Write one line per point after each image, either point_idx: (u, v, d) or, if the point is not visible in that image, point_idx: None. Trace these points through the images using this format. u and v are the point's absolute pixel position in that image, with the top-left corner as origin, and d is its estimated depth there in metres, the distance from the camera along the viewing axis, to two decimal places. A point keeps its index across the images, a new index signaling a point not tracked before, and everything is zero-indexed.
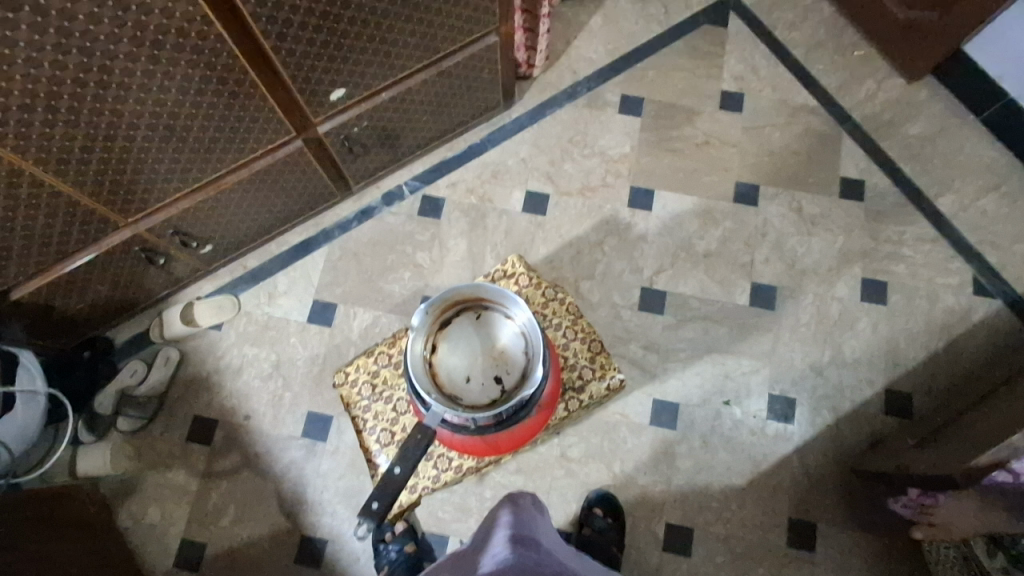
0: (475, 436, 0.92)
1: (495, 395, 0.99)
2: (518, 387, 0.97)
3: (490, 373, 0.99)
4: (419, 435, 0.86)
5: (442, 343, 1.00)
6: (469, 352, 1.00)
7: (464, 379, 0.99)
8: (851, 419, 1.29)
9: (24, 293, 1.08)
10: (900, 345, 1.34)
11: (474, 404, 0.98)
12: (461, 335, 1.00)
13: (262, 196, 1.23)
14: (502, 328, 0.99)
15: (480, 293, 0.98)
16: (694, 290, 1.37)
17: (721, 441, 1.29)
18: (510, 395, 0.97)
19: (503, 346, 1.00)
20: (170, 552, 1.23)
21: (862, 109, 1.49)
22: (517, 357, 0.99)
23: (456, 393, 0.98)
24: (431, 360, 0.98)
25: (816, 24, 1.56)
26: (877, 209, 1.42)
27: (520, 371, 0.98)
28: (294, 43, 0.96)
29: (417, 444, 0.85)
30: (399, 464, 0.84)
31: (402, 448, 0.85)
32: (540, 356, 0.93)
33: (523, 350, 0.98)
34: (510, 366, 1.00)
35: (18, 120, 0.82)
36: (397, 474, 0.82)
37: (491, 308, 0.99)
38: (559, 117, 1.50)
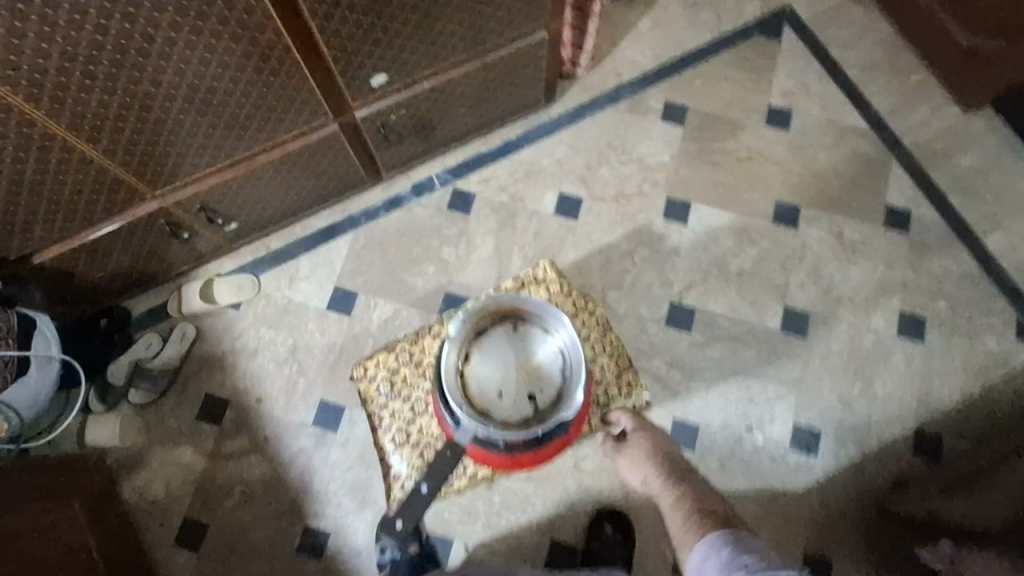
0: (503, 453, 0.89)
1: (526, 412, 0.95)
2: (552, 406, 0.94)
3: (523, 389, 0.96)
4: None
5: (475, 354, 0.97)
6: (503, 366, 0.97)
7: (495, 393, 0.96)
8: (876, 457, 1.25)
9: (46, 258, 1.06)
10: (934, 384, 1.29)
11: (504, 420, 0.94)
12: (496, 347, 0.97)
13: (293, 177, 1.20)
14: (539, 343, 0.97)
15: (520, 305, 0.96)
16: (724, 309, 1.33)
17: (740, 467, 1.25)
18: (542, 412, 0.95)
19: (538, 362, 0.97)
20: (171, 530, 1.22)
21: (914, 136, 1.44)
22: (552, 375, 0.96)
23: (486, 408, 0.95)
24: (463, 370, 0.95)
25: (873, 43, 1.51)
26: (920, 241, 1.37)
27: (554, 389, 0.95)
28: (341, 24, 0.92)
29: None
30: None
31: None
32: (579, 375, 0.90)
33: (560, 368, 0.95)
34: (543, 384, 0.97)
35: (54, 83, 0.80)
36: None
37: (529, 321, 0.97)
38: (599, 120, 1.45)
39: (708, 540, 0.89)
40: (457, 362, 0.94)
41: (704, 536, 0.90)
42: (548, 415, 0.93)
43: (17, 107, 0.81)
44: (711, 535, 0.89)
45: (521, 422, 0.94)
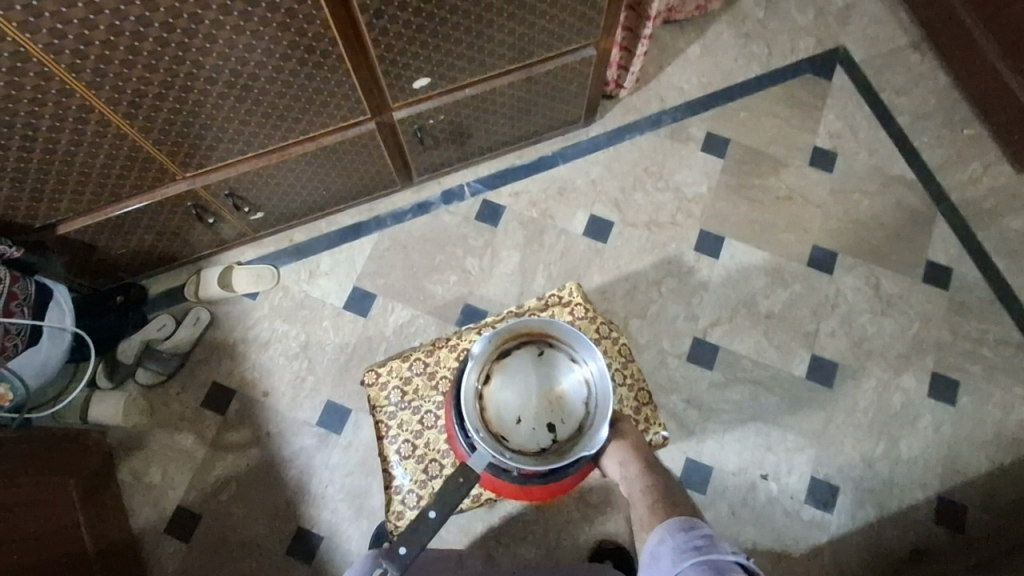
0: (515, 484, 0.84)
1: (544, 442, 0.91)
2: (572, 440, 0.89)
3: (543, 418, 0.92)
4: (461, 478, 0.77)
5: (497, 375, 0.92)
6: (524, 391, 0.93)
7: (514, 419, 0.91)
8: (895, 521, 1.19)
9: (69, 230, 1.05)
10: (963, 452, 1.23)
11: (520, 448, 0.90)
12: (519, 370, 0.93)
13: (324, 171, 1.18)
14: (565, 371, 0.92)
15: (549, 330, 0.91)
16: (749, 350, 1.29)
17: (750, 516, 1.20)
18: (561, 445, 0.90)
19: (562, 391, 0.92)
20: (164, 517, 1.20)
21: (962, 192, 1.39)
22: (575, 407, 0.91)
23: (502, 433, 0.91)
24: (482, 391, 0.91)
25: (928, 92, 1.46)
26: (960, 301, 1.32)
27: (576, 422, 0.91)
28: (390, 23, 0.90)
29: (457, 488, 0.76)
30: (435, 506, 0.75)
31: (441, 489, 0.76)
32: (605, 413, 0.86)
33: (585, 401, 0.90)
34: (565, 415, 0.92)
35: (98, 54, 0.78)
36: (432, 520, 0.73)
37: (557, 347, 0.92)
38: (637, 144, 1.42)
39: (666, 525, 0.76)
40: (478, 382, 0.90)
41: (661, 522, 0.77)
42: (567, 449, 0.89)
43: (59, 76, 0.79)
44: (669, 520, 0.76)
45: (537, 453, 0.90)
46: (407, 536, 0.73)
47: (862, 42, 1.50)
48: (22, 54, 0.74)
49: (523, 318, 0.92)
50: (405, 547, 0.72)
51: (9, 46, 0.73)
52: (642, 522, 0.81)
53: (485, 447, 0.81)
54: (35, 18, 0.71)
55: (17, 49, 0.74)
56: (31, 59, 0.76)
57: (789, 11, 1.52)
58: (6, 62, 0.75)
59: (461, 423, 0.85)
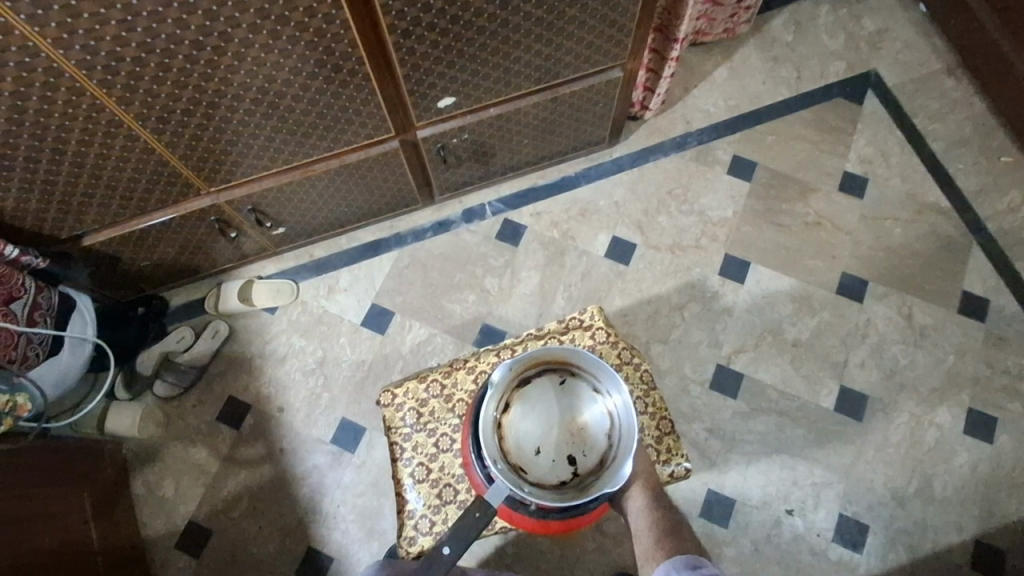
0: (532, 518, 0.81)
1: (563, 475, 0.88)
2: (593, 474, 0.86)
3: (564, 449, 0.89)
4: (477, 513, 0.74)
5: (517, 404, 0.90)
6: (545, 421, 0.90)
7: (533, 450, 0.89)
8: (928, 564, 1.14)
9: (94, 241, 1.06)
10: (1001, 493, 1.17)
11: (539, 480, 0.87)
12: (540, 399, 0.91)
13: (346, 188, 1.18)
14: (588, 402, 0.90)
15: (572, 358, 0.89)
16: (775, 380, 1.25)
17: (775, 553, 1.15)
18: (582, 479, 0.87)
19: (584, 422, 0.90)
20: (175, 531, 1.19)
21: (999, 221, 1.34)
22: (598, 439, 0.89)
23: (521, 464, 0.88)
24: (501, 420, 0.88)
25: (963, 118, 1.43)
26: (998, 333, 1.27)
27: (598, 455, 0.88)
28: (417, 43, 0.90)
29: (473, 523, 0.73)
30: (449, 543, 0.71)
31: (456, 524, 0.72)
32: (628, 446, 0.83)
33: (607, 433, 0.88)
34: (586, 447, 0.89)
35: (128, 71, 0.79)
36: (445, 557, 0.70)
37: (579, 376, 0.90)
38: (662, 166, 1.40)
39: (669, 562, 0.72)
40: (497, 410, 0.87)
41: (668, 561, 0.73)
42: (588, 483, 0.86)
43: (90, 91, 0.80)
44: (675, 559, 0.72)
45: (558, 486, 0.87)
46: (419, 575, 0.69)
47: (894, 66, 1.47)
48: (55, 69, 0.75)
49: (545, 345, 0.90)
50: None
51: (44, 62, 0.74)
52: (648, 556, 0.77)
53: (503, 478, 0.78)
54: (68, 35, 0.72)
55: (51, 65, 0.75)
56: (64, 74, 0.77)
57: (819, 35, 1.50)
58: (39, 77, 0.76)
59: (478, 452, 0.82)
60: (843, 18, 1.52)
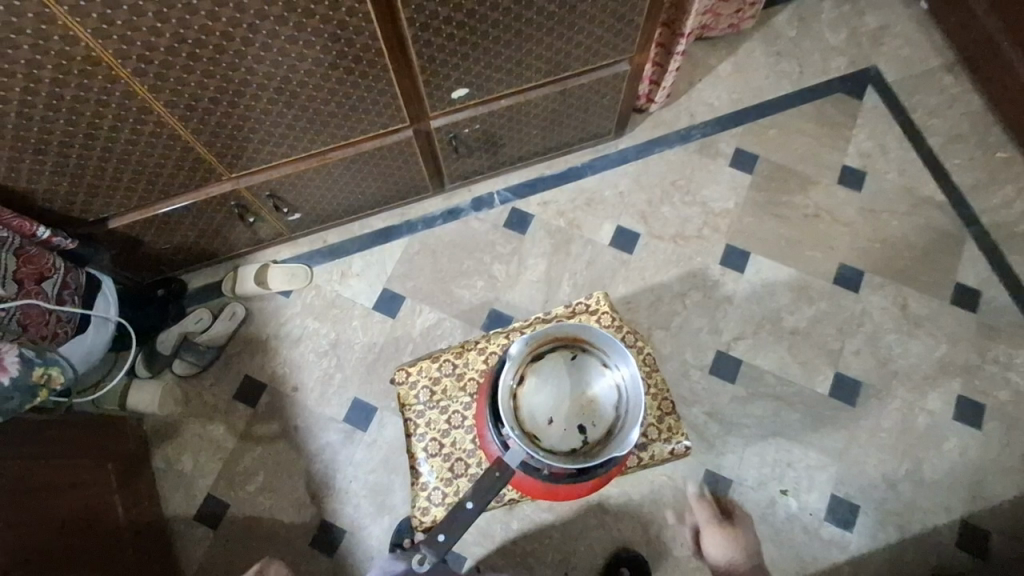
0: (546, 484, 0.86)
1: (574, 444, 0.93)
2: (602, 443, 0.91)
3: (574, 420, 0.94)
4: (496, 474, 0.81)
5: (530, 377, 0.95)
6: (556, 393, 0.95)
7: (546, 421, 0.94)
8: (916, 544, 1.18)
9: (120, 224, 1.10)
10: (988, 477, 1.22)
11: (551, 448, 0.92)
12: (552, 373, 0.95)
13: (361, 176, 1.22)
14: (597, 376, 0.94)
15: (583, 335, 0.93)
16: (772, 366, 1.29)
17: (769, 532, 1.20)
18: (591, 448, 0.92)
19: (593, 395, 0.94)
20: (194, 503, 1.24)
21: (994, 215, 1.38)
22: (606, 411, 0.93)
23: (534, 433, 0.93)
24: (516, 393, 0.93)
25: (961, 114, 1.46)
26: (989, 324, 1.31)
27: (606, 426, 0.93)
28: (433, 36, 0.94)
29: (492, 483, 0.81)
30: (471, 498, 0.80)
31: (476, 482, 0.81)
32: (636, 417, 0.87)
33: (615, 405, 0.92)
34: (595, 418, 0.94)
35: (161, 60, 0.83)
36: (469, 509, 0.79)
37: (589, 352, 0.94)
38: (666, 157, 1.44)
39: None
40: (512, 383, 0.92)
41: None
42: (597, 451, 0.91)
43: (124, 80, 0.84)
44: None
45: (568, 453, 0.92)
46: (446, 525, 0.78)
47: (895, 63, 1.51)
48: (93, 58, 0.79)
49: (557, 322, 0.94)
50: (443, 535, 0.77)
51: (82, 50, 0.78)
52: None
53: (519, 446, 0.83)
54: (107, 25, 0.76)
55: (89, 53, 0.79)
56: (101, 63, 0.81)
57: (822, 30, 1.54)
58: (78, 66, 0.80)
59: (495, 423, 0.87)
60: (846, 14, 1.55)
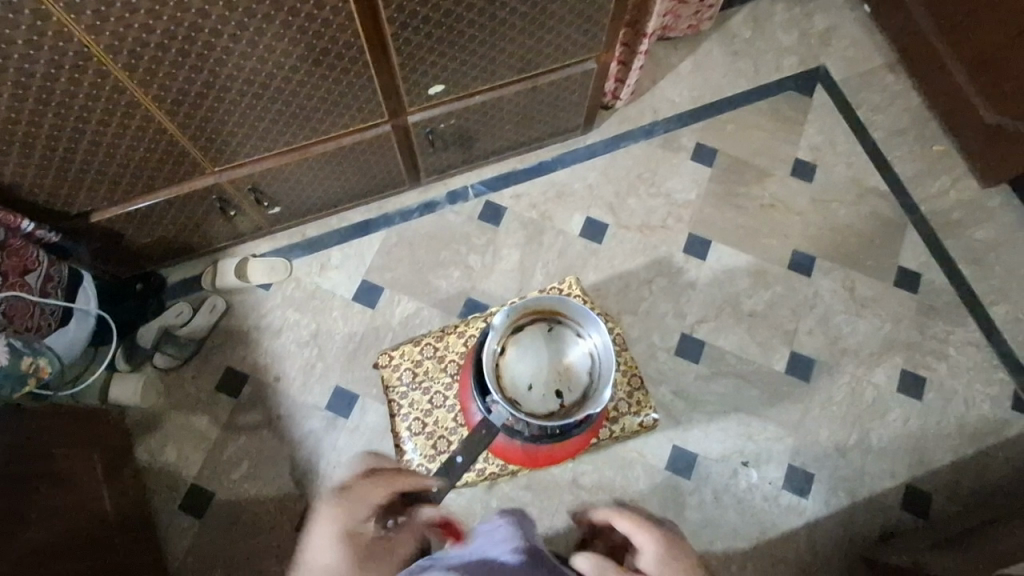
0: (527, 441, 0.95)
1: (552, 407, 1.02)
2: (578, 405, 1.01)
3: (552, 386, 1.03)
4: (483, 432, 0.93)
5: (512, 347, 1.04)
6: (536, 362, 1.04)
7: (526, 386, 1.03)
8: (865, 507, 1.28)
9: (102, 218, 1.13)
10: (929, 444, 1.32)
11: (531, 411, 1.01)
12: (532, 343, 1.04)
13: (340, 170, 1.26)
14: (572, 345, 1.04)
15: (559, 308, 1.02)
16: (733, 346, 1.38)
17: (732, 500, 1.28)
18: (567, 410, 1.01)
19: (569, 362, 1.04)
20: (178, 493, 1.26)
21: (932, 204, 1.49)
22: (581, 377, 1.03)
23: (516, 398, 1.02)
24: (499, 361, 1.02)
25: (902, 110, 1.57)
26: (928, 303, 1.42)
27: (581, 390, 1.02)
28: (413, 34, 0.99)
29: (480, 440, 0.93)
30: (461, 453, 0.93)
31: (465, 439, 0.93)
32: (608, 379, 0.97)
33: (589, 371, 1.02)
34: (571, 384, 1.03)
35: (151, 56, 0.86)
36: (457, 464, 0.91)
37: (565, 323, 1.03)
38: (632, 151, 1.52)
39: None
40: (494, 352, 1.01)
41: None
42: (574, 412, 1.00)
43: (114, 75, 0.87)
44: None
45: (547, 416, 1.01)
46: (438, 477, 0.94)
47: (842, 62, 1.61)
48: (85, 53, 0.83)
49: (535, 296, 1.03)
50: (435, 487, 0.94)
51: (75, 46, 0.81)
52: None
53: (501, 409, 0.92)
54: (101, 22, 0.79)
55: (81, 48, 0.82)
56: (92, 58, 0.84)
57: (775, 31, 1.63)
58: (70, 61, 0.83)
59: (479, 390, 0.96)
60: (796, 16, 1.65)
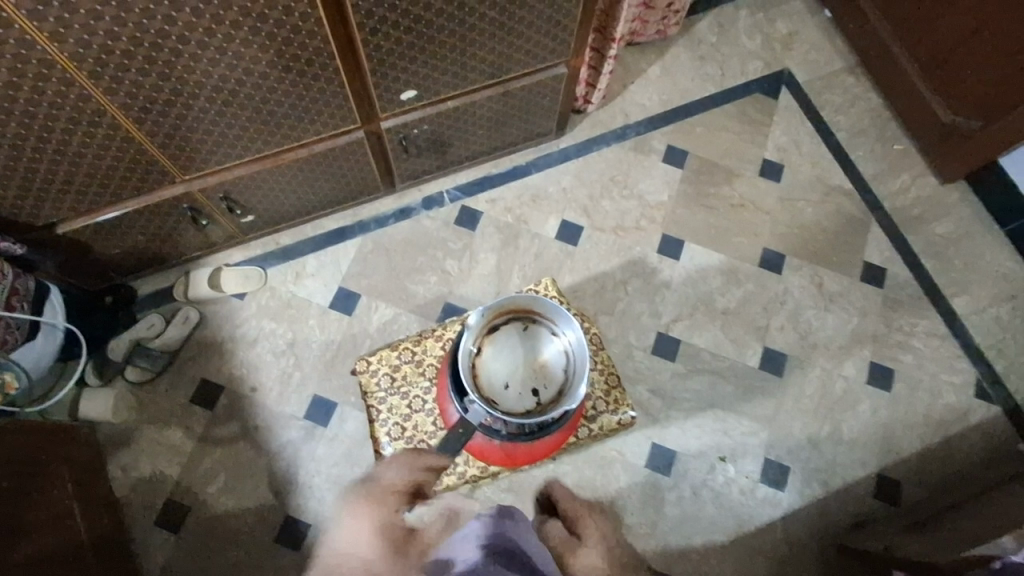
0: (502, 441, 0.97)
1: (529, 405, 1.04)
2: (554, 402, 1.02)
3: (529, 383, 1.05)
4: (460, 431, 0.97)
5: (487, 346, 1.05)
6: (511, 361, 1.05)
7: (503, 385, 1.04)
8: (839, 497, 1.31)
9: (69, 229, 1.10)
10: (897, 433, 1.36)
11: (508, 410, 1.03)
12: (507, 342, 1.06)
13: (313, 178, 1.26)
14: (548, 343, 1.05)
15: (533, 306, 1.04)
16: (707, 344, 1.40)
17: (711, 495, 1.30)
18: (544, 407, 1.03)
19: (545, 360, 1.05)
20: (153, 509, 1.24)
21: (894, 201, 1.55)
22: (557, 374, 1.04)
23: (493, 397, 1.04)
24: (475, 361, 1.03)
25: (863, 111, 1.63)
26: (893, 297, 1.47)
27: (557, 387, 1.04)
28: (384, 40, 1.00)
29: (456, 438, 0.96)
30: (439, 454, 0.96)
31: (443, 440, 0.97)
32: (583, 376, 0.99)
33: (564, 368, 1.04)
34: (547, 381, 1.05)
35: (117, 63, 0.85)
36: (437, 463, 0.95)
37: (539, 321, 1.05)
38: (604, 155, 1.54)
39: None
40: (471, 351, 1.02)
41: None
42: (550, 409, 1.02)
43: (79, 82, 0.86)
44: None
45: (524, 414, 1.03)
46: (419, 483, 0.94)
47: (804, 66, 1.66)
48: (49, 61, 0.81)
49: (510, 295, 1.04)
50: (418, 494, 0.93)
51: (39, 54, 0.80)
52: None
53: None
54: (64, 29, 0.78)
55: (45, 56, 0.81)
56: (56, 66, 0.83)
57: (740, 36, 1.67)
58: (33, 68, 0.82)
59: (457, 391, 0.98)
60: (760, 21, 1.69)
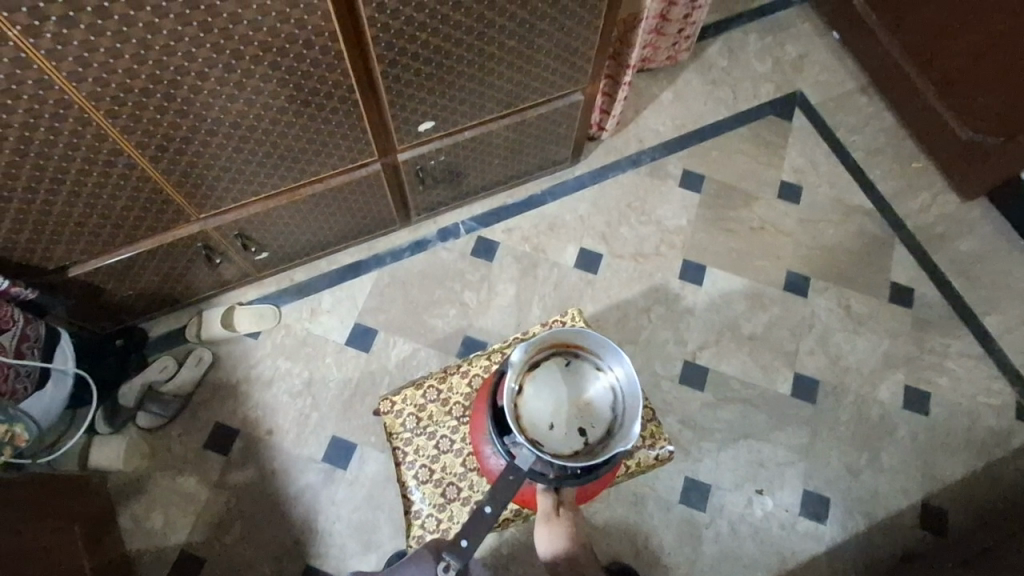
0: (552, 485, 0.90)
1: (576, 446, 0.98)
2: (603, 442, 0.97)
3: (574, 423, 1.00)
4: (510, 477, 0.85)
5: (529, 384, 1.01)
6: (555, 399, 1.01)
7: (547, 425, 0.99)
8: (883, 529, 1.26)
9: (81, 272, 1.08)
10: (938, 459, 1.31)
11: (554, 451, 0.97)
12: (550, 380, 1.02)
13: (329, 212, 1.23)
14: (592, 379, 1.01)
15: (578, 341, 1.01)
16: (736, 371, 1.36)
17: (749, 531, 1.24)
18: (592, 448, 0.98)
19: (590, 398, 1.01)
20: (166, 562, 1.18)
21: (916, 219, 1.52)
22: (604, 412, 1.00)
23: (538, 438, 0.98)
24: (518, 400, 0.99)
25: (877, 130, 1.62)
26: (923, 317, 1.43)
27: (605, 426, 0.99)
28: (403, 71, 0.98)
29: (509, 484, 0.84)
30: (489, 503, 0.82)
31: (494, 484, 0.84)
32: (635, 413, 0.95)
33: (612, 406, 1.00)
34: (594, 421, 1.00)
35: (134, 101, 0.83)
36: (487, 514, 0.81)
37: (584, 357, 1.02)
38: (620, 181, 1.52)
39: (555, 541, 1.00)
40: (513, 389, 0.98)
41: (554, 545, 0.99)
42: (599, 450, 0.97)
43: (96, 122, 0.84)
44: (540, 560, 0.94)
45: (571, 455, 0.97)
46: (469, 529, 0.80)
47: (816, 87, 1.65)
48: (66, 101, 0.79)
49: (552, 331, 1.02)
50: (466, 541, 0.80)
51: (55, 94, 0.78)
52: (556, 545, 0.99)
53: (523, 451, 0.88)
54: (83, 68, 0.76)
55: (62, 96, 0.79)
56: (73, 106, 0.80)
57: (750, 60, 1.67)
58: (49, 109, 0.79)
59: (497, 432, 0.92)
60: (769, 45, 1.70)
